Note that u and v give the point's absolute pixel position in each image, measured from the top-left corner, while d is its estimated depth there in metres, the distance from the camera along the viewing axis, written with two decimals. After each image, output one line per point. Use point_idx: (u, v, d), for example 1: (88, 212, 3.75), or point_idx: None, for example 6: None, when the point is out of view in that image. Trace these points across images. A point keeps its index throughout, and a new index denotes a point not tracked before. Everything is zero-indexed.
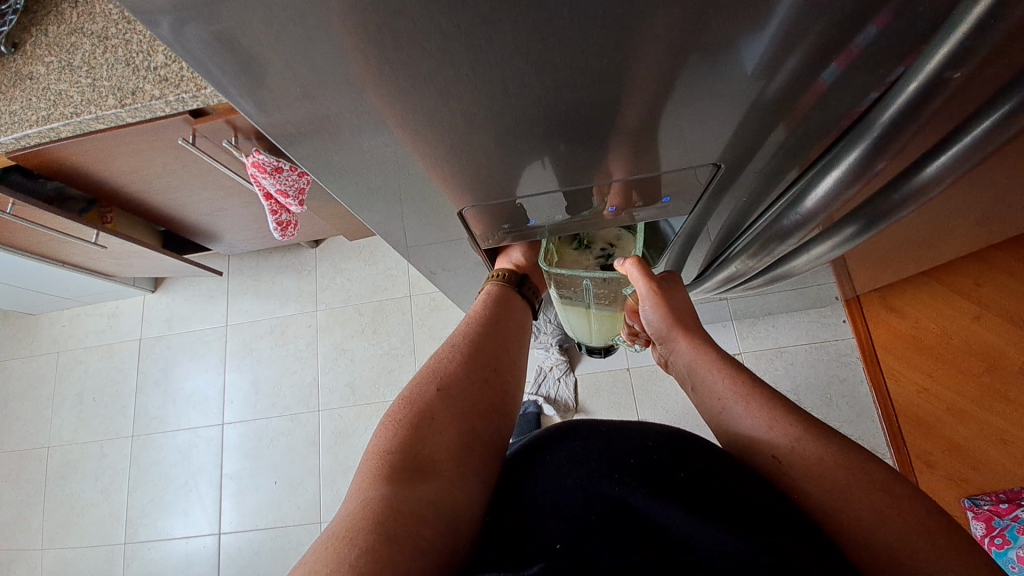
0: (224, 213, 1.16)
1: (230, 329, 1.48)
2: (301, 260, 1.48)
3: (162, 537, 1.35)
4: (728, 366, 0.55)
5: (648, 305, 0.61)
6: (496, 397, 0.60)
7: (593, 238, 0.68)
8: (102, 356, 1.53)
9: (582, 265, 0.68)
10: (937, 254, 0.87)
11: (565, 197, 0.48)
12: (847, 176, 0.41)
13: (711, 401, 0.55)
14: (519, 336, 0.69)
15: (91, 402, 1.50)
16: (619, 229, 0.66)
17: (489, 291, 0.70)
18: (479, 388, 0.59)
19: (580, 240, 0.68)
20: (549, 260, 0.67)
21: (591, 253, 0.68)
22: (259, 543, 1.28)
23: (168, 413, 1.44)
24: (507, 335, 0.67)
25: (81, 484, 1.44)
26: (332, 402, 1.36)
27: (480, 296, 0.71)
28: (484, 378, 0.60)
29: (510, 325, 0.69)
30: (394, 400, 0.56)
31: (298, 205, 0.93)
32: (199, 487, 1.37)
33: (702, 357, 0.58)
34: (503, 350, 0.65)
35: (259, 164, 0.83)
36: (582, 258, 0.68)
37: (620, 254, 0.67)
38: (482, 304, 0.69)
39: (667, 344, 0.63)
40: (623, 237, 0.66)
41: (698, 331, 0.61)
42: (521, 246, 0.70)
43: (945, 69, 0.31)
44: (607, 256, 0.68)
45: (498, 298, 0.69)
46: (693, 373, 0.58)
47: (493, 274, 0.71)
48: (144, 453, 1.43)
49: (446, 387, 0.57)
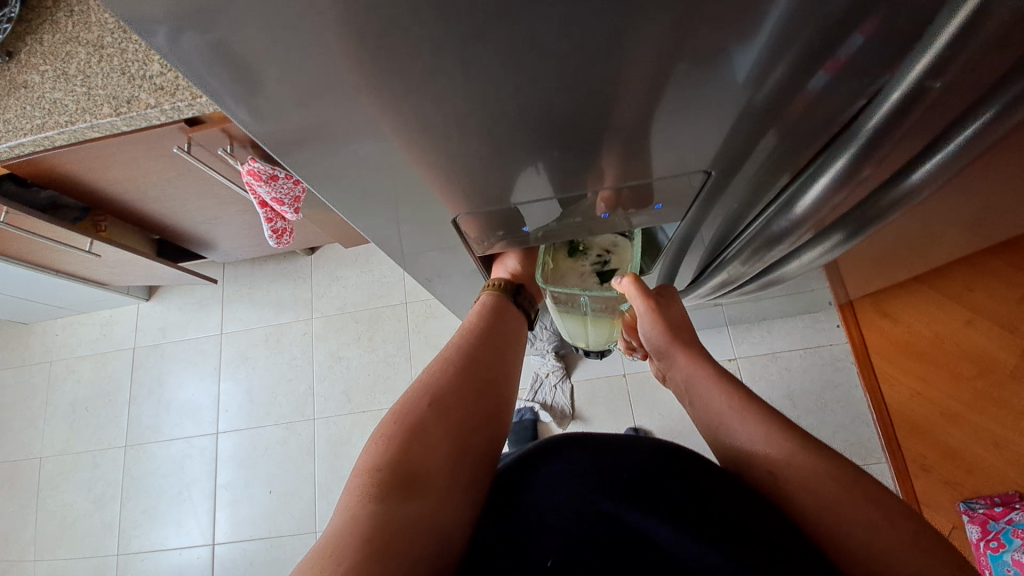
0: (220, 221, 1.16)
1: (225, 338, 1.47)
2: (297, 268, 1.48)
3: (155, 548, 1.33)
4: (725, 382, 0.55)
5: (645, 323, 0.62)
6: (487, 412, 0.59)
7: (589, 244, 0.68)
8: (95, 366, 1.52)
9: (578, 272, 0.68)
10: (929, 259, 0.87)
11: (558, 204, 0.49)
12: (835, 184, 0.42)
13: (708, 415, 0.55)
14: (513, 348, 0.69)
15: (83, 412, 1.49)
16: (615, 235, 0.66)
17: (485, 301, 0.69)
18: (473, 402, 0.58)
19: (575, 245, 0.68)
20: (546, 272, 0.68)
21: (587, 258, 0.68)
22: (253, 553, 1.27)
23: (163, 425, 1.43)
24: (501, 347, 0.67)
25: (72, 494, 1.42)
26: (328, 411, 1.35)
27: (475, 305, 0.70)
28: (477, 391, 0.60)
29: (504, 336, 0.68)
30: (386, 412, 0.56)
31: (294, 213, 0.93)
32: (192, 497, 1.36)
33: (699, 372, 0.58)
34: (497, 362, 0.64)
35: (254, 172, 0.83)
36: (578, 266, 0.68)
37: (617, 261, 0.68)
38: (476, 316, 0.68)
39: (665, 359, 0.63)
40: (619, 243, 0.67)
41: (694, 345, 0.61)
42: (516, 254, 0.70)
43: (925, 79, 0.32)
44: (603, 262, 0.68)
45: (492, 309, 0.69)
46: (691, 388, 0.58)
47: (489, 283, 0.71)
48: (138, 463, 1.42)
49: (439, 401, 0.56)
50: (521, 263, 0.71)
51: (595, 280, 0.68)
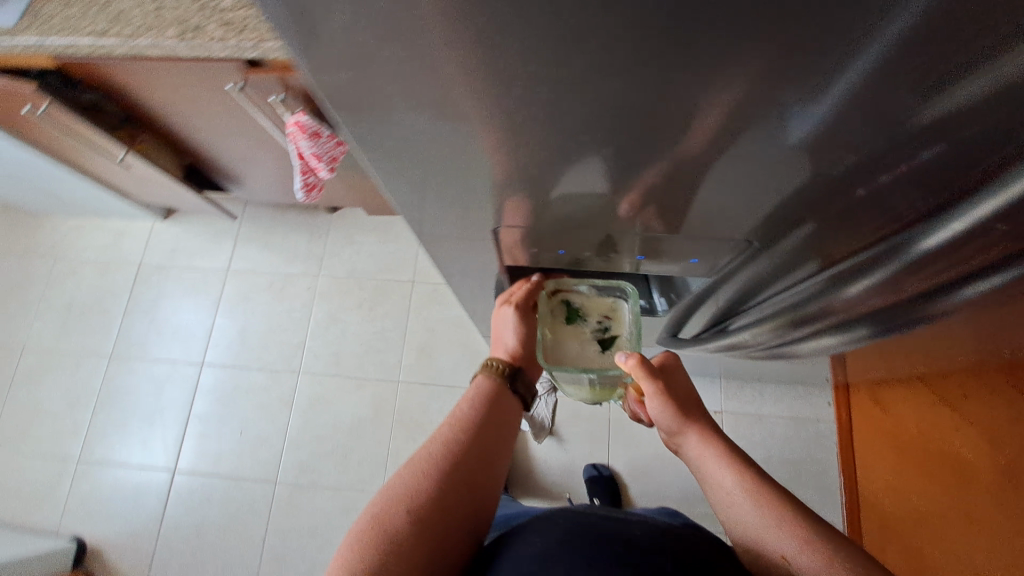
0: (252, 161, 1.16)
1: (230, 274, 1.47)
2: (316, 223, 1.49)
3: (118, 461, 1.35)
4: (739, 463, 0.56)
5: (653, 402, 0.61)
6: (471, 515, 0.54)
7: (587, 309, 0.60)
8: (98, 272, 1.53)
9: (578, 340, 0.59)
10: (932, 364, 0.89)
11: (599, 237, 0.50)
12: (873, 287, 0.45)
13: (720, 495, 0.56)
14: (510, 438, 0.63)
15: (77, 314, 1.50)
16: (614, 298, 0.60)
17: (481, 385, 0.65)
18: (469, 470, 0.56)
19: (569, 303, 0.61)
20: (545, 350, 0.59)
21: (585, 322, 0.60)
22: (212, 489, 1.28)
23: (151, 345, 1.44)
24: (498, 438, 0.61)
25: (49, 391, 1.43)
26: (314, 368, 1.36)
27: (472, 387, 0.66)
28: (464, 491, 0.55)
29: (502, 425, 0.63)
30: (366, 509, 0.52)
31: (328, 171, 0.94)
32: (164, 421, 1.37)
33: (712, 451, 0.58)
34: (491, 455, 0.59)
35: (300, 125, 0.84)
36: (576, 332, 0.60)
37: (618, 327, 0.60)
38: (473, 398, 0.64)
39: (675, 438, 0.63)
40: (615, 301, 0.60)
41: (705, 420, 0.61)
42: (515, 317, 0.66)
43: (990, 220, 0.33)
44: (604, 329, 0.60)
45: (489, 395, 0.64)
46: (702, 466, 0.59)
47: (488, 365, 0.66)
48: (118, 376, 1.43)
49: (420, 505, 0.51)
50: (515, 331, 0.67)
51: (597, 350, 0.59)
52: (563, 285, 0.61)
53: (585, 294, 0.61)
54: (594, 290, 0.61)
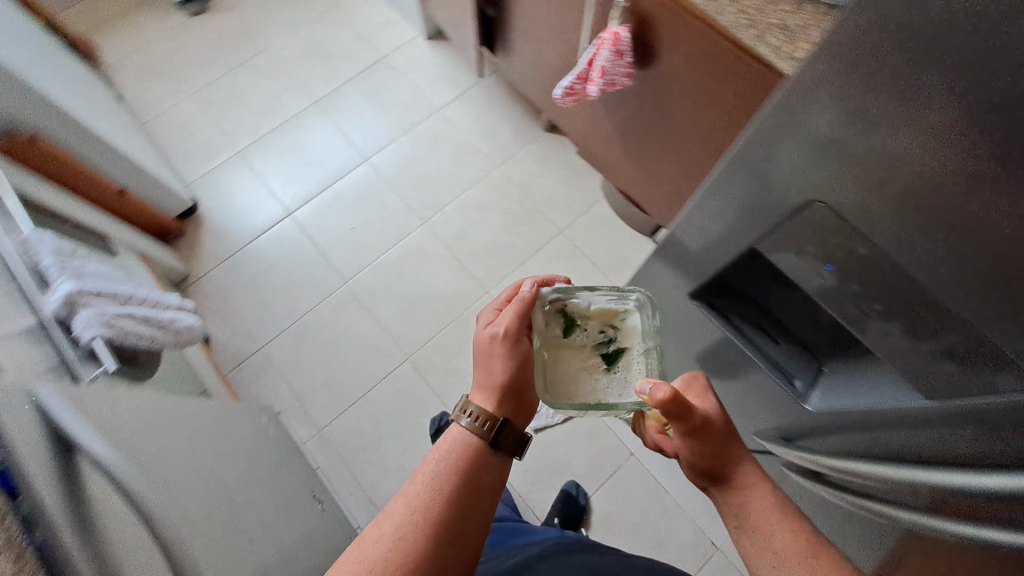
0: (538, 42, 1.21)
1: (437, 113, 1.58)
2: (529, 127, 1.55)
3: (257, 175, 1.51)
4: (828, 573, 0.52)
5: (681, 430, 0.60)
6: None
7: (587, 318, 0.65)
8: (354, 39, 1.69)
9: (580, 358, 0.64)
10: None
11: (874, 253, 0.49)
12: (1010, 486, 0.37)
13: None
14: (493, 495, 0.59)
15: (317, 55, 1.67)
16: (614, 308, 0.65)
17: (446, 447, 0.60)
18: (448, 527, 0.54)
19: (568, 313, 0.65)
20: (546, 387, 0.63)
21: (587, 336, 0.64)
22: (302, 248, 1.42)
23: (347, 107, 1.60)
24: (474, 501, 0.57)
25: (255, 91, 1.62)
26: (438, 228, 1.44)
27: (444, 442, 0.61)
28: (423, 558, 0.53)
29: (481, 489, 0.58)
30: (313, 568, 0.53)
31: (594, 91, 0.95)
32: (311, 174, 1.51)
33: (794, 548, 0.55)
34: (464, 516, 0.55)
35: (616, 36, 0.86)
36: (578, 349, 0.64)
37: (621, 336, 0.65)
38: (444, 459, 0.59)
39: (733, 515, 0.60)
40: (621, 307, 0.66)
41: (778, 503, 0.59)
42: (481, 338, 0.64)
43: None
44: (608, 339, 0.64)
45: (456, 462, 0.59)
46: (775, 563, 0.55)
47: (461, 417, 0.60)
48: (305, 119, 1.58)
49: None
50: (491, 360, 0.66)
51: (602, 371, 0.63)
52: (560, 293, 0.66)
53: (583, 306, 0.65)
54: (593, 296, 0.66)
